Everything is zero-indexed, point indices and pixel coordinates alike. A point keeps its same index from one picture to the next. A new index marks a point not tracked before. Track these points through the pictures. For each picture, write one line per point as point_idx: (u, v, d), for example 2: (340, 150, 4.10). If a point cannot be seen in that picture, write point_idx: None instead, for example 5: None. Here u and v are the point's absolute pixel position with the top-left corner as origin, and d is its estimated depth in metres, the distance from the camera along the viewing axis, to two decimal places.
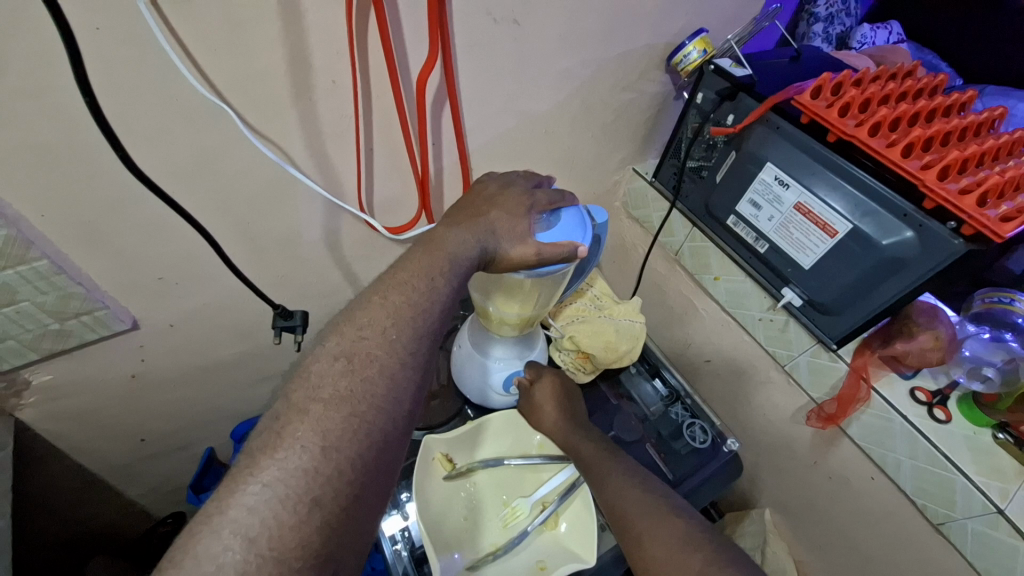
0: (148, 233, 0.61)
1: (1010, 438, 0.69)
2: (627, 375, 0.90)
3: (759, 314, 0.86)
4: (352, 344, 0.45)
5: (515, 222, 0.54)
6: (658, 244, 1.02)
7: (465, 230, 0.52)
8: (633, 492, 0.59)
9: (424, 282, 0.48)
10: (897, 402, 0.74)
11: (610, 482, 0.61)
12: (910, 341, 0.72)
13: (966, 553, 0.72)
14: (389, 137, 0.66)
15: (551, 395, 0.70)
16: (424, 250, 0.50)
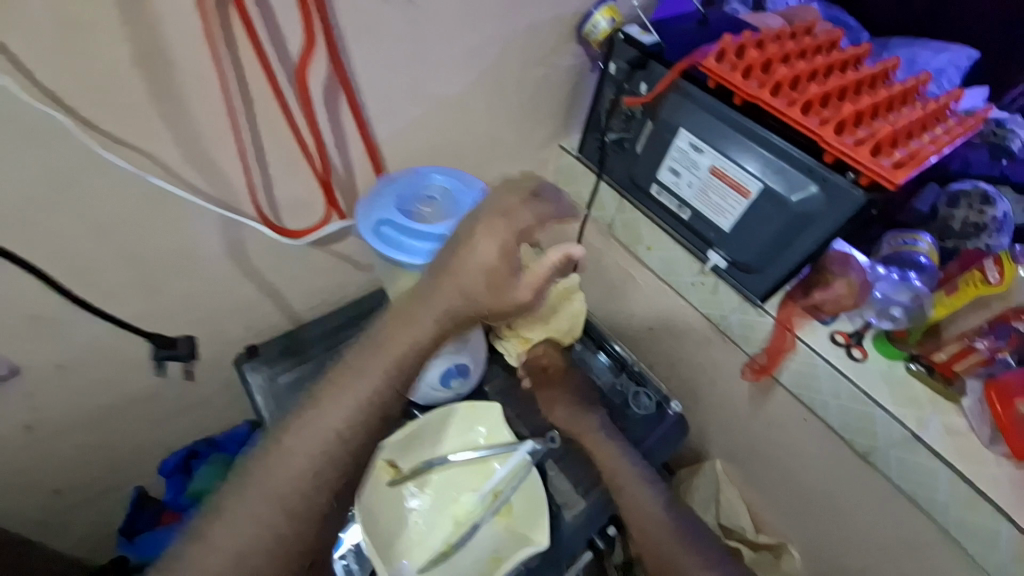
0: (9, 273, 0.56)
1: (922, 368, 0.76)
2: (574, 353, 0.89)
3: (691, 279, 0.88)
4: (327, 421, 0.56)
5: (495, 288, 0.55)
6: (592, 219, 1.01)
7: (432, 308, 0.57)
8: (627, 470, 0.71)
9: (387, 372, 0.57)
10: (820, 347, 0.78)
11: (610, 460, 0.72)
12: (827, 290, 0.77)
13: (892, 478, 0.78)
14: (279, 137, 0.61)
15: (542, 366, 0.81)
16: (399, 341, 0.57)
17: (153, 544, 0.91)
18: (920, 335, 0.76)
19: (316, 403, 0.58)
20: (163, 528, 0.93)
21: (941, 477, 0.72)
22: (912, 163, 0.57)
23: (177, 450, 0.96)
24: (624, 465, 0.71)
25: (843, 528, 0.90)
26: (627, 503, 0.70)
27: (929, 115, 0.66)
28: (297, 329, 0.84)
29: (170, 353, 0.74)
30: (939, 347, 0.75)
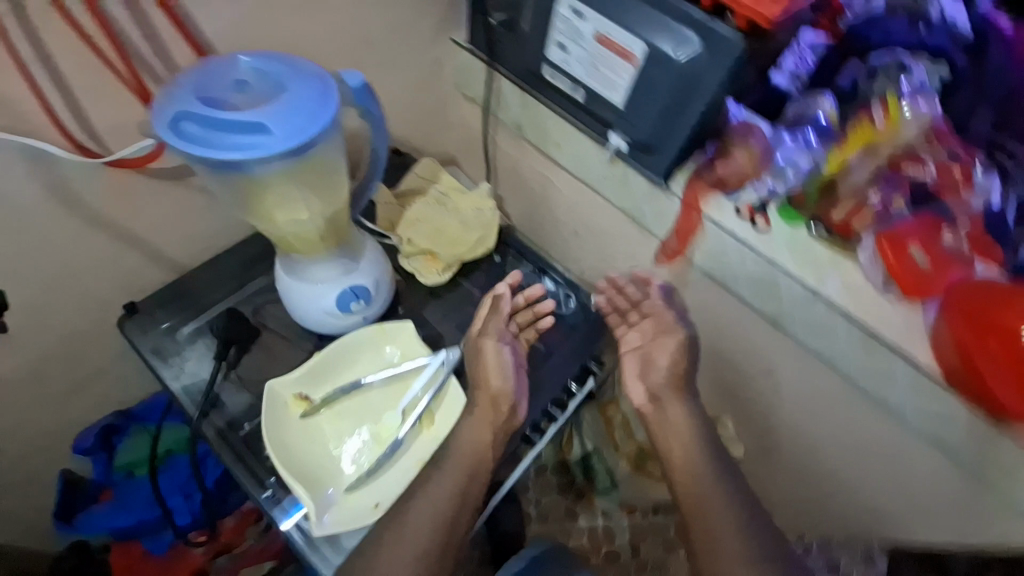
0: None
1: (823, 230, 0.76)
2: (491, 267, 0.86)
3: (602, 170, 0.84)
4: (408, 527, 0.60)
5: (496, 359, 0.72)
6: (498, 122, 0.95)
7: (481, 421, 0.68)
8: (686, 433, 0.78)
9: (463, 477, 0.65)
10: (724, 221, 0.78)
11: (669, 417, 0.80)
12: (730, 161, 0.76)
13: (801, 338, 0.81)
14: (65, 45, 0.58)
15: (673, 349, 0.84)
16: (461, 456, 0.66)
17: (96, 523, 0.90)
18: (817, 197, 0.75)
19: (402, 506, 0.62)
20: (100, 508, 0.90)
21: (841, 328, 0.75)
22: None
23: (92, 428, 0.91)
24: (683, 422, 0.79)
25: (765, 390, 0.96)
26: (679, 454, 0.77)
27: None
28: (182, 281, 0.81)
29: None
30: (834, 207, 0.75)
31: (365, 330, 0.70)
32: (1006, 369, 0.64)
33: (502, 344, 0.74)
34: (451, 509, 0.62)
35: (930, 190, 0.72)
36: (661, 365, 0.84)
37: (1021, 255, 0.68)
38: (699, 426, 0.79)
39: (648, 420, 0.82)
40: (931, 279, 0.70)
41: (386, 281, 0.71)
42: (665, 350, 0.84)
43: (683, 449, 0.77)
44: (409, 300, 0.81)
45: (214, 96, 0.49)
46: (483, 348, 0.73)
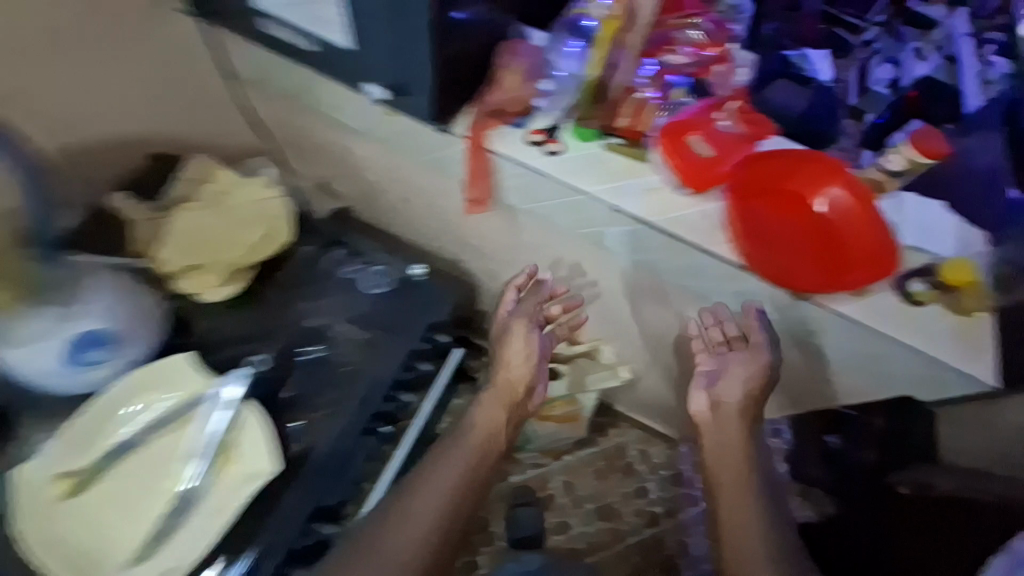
0: None
1: (618, 140, 0.73)
2: (297, 260, 0.79)
3: (385, 128, 0.78)
4: (422, 485, 0.71)
5: (523, 346, 0.86)
6: (273, 92, 0.88)
7: (494, 400, 0.83)
8: (739, 451, 0.83)
9: (481, 441, 0.78)
10: (514, 153, 0.72)
11: (726, 429, 0.85)
12: (506, 86, 0.72)
13: (630, 255, 0.80)
14: None
15: (750, 370, 0.83)
16: (484, 423, 0.81)
17: None
18: (591, 106, 0.72)
19: (414, 488, 0.71)
20: None
21: (653, 238, 0.73)
22: None
23: None
24: (739, 433, 0.85)
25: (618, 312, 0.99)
26: (718, 452, 0.84)
27: None
28: None
29: None
30: (615, 113, 0.72)
31: (128, 378, 0.66)
32: (777, 246, 0.69)
33: (532, 330, 0.88)
34: (461, 479, 0.74)
35: (688, 77, 0.74)
36: (736, 384, 0.85)
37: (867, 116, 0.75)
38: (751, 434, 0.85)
39: (705, 430, 0.87)
40: (713, 165, 0.71)
41: (131, 319, 0.66)
42: (746, 367, 0.83)
43: (722, 451, 0.84)
44: (198, 323, 0.74)
45: None
46: (514, 333, 0.87)
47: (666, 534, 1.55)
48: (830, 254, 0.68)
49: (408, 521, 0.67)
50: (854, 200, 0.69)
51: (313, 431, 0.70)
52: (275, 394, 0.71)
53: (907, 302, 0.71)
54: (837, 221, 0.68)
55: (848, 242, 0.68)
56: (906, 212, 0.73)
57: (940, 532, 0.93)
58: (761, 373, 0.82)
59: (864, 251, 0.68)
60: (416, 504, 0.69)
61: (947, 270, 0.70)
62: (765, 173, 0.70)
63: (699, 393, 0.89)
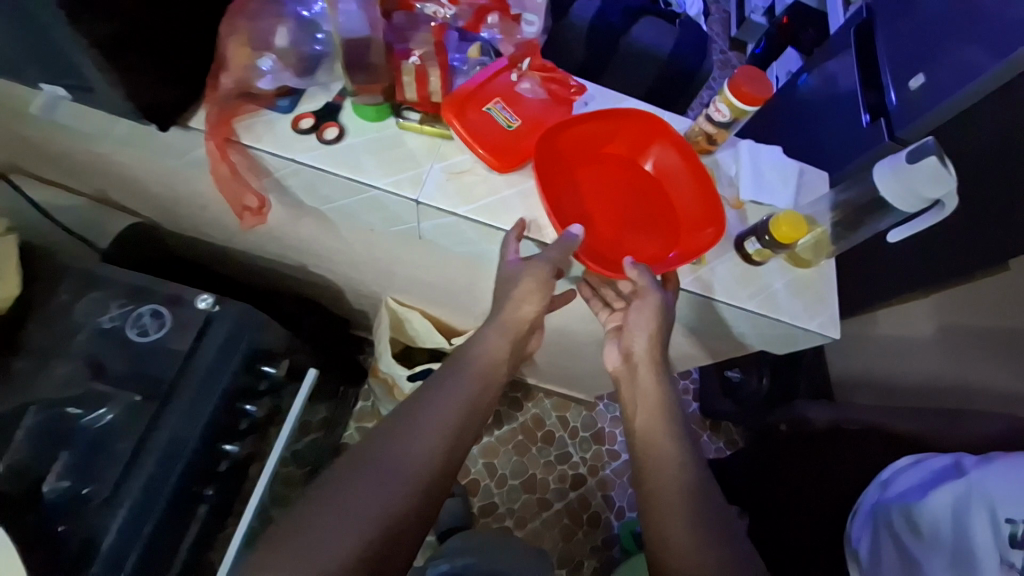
0: None
1: (409, 117, 0.60)
2: (48, 313, 0.66)
3: (116, 133, 0.62)
4: (400, 434, 0.52)
5: (540, 281, 0.59)
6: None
7: (499, 330, 0.61)
8: (660, 409, 0.59)
9: (480, 389, 0.58)
10: (279, 147, 0.58)
11: (638, 384, 0.62)
12: (236, 67, 0.57)
13: (456, 248, 0.70)
14: None
15: (648, 314, 0.60)
16: (467, 366, 0.59)
17: None
18: (351, 75, 0.57)
19: (387, 432, 0.52)
20: None
21: (469, 230, 0.63)
22: None
23: None
24: (654, 386, 0.60)
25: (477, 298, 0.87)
26: (638, 408, 0.60)
27: None
28: None
29: None
30: (397, 83, 0.59)
31: None
32: (598, 219, 0.63)
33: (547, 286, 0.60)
34: (460, 417, 0.55)
35: (457, 31, 0.62)
36: (641, 333, 0.62)
37: None
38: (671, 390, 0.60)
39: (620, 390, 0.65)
40: (517, 139, 0.61)
41: None
42: (638, 311, 0.61)
43: (649, 414, 0.60)
44: None
45: None
46: (525, 274, 0.59)
47: (592, 494, 1.56)
48: (659, 223, 0.64)
49: (372, 465, 0.50)
50: (670, 156, 0.65)
51: (88, 515, 0.57)
52: (37, 485, 0.57)
53: (744, 260, 0.67)
54: (656, 187, 0.65)
55: (669, 205, 0.65)
56: (743, 158, 0.71)
57: (797, 459, 0.93)
58: (654, 313, 0.60)
59: (696, 211, 0.63)
60: (387, 446, 0.51)
61: (780, 224, 0.62)
62: (573, 144, 0.63)
63: (612, 344, 0.68)
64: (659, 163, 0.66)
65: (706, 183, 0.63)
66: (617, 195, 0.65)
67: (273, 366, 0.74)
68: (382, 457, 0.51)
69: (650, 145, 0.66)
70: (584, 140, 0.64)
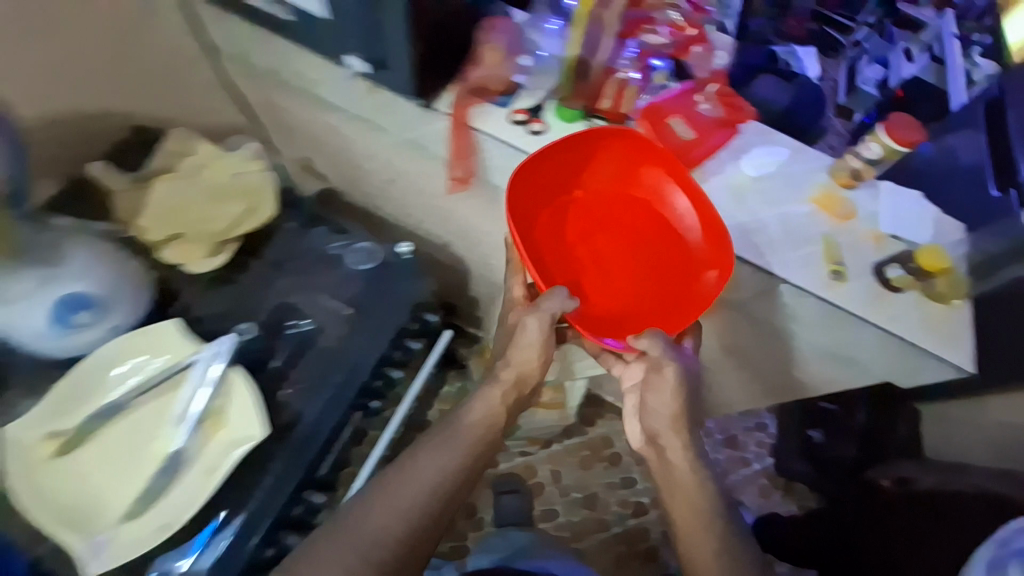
0: None
1: (598, 123, 0.72)
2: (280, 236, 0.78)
3: (366, 102, 0.78)
4: (408, 473, 0.63)
5: (539, 342, 0.73)
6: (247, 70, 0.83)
7: (495, 387, 0.73)
8: (695, 490, 0.68)
9: (488, 432, 0.69)
10: (498, 132, 0.72)
11: (665, 458, 0.72)
12: (480, 65, 0.72)
13: None
14: None
15: (671, 385, 0.69)
16: (468, 425, 0.69)
17: None
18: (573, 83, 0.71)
19: (402, 468, 0.63)
20: None
21: None
22: None
23: None
24: (682, 461, 0.70)
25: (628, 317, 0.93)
26: (674, 492, 0.69)
27: None
28: None
29: None
30: (599, 94, 0.72)
31: (99, 355, 0.61)
32: (593, 257, 0.76)
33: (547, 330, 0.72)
34: (461, 457, 0.66)
35: (665, 57, 0.72)
36: (663, 405, 0.71)
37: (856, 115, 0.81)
38: (702, 468, 0.69)
39: (653, 470, 0.74)
40: (688, 150, 0.72)
41: (122, 282, 0.61)
42: (659, 385, 0.71)
43: (682, 490, 0.69)
44: (183, 293, 0.73)
45: None
46: (528, 330, 0.72)
47: (652, 526, 1.53)
48: (667, 260, 0.73)
49: (382, 503, 0.61)
50: (659, 176, 0.72)
51: (298, 396, 0.70)
52: (264, 362, 0.71)
53: (884, 287, 0.72)
54: (653, 214, 0.73)
55: (678, 236, 0.72)
56: (882, 199, 0.76)
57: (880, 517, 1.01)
58: (677, 385, 0.69)
59: (703, 240, 0.70)
60: (397, 487, 0.62)
61: (923, 256, 0.72)
62: (551, 181, 0.73)
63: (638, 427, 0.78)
64: (654, 190, 0.73)
65: (705, 212, 0.68)
66: (616, 233, 0.75)
67: (433, 315, 0.86)
68: (391, 496, 0.61)
69: (636, 167, 0.72)
70: (569, 178, 0.74)
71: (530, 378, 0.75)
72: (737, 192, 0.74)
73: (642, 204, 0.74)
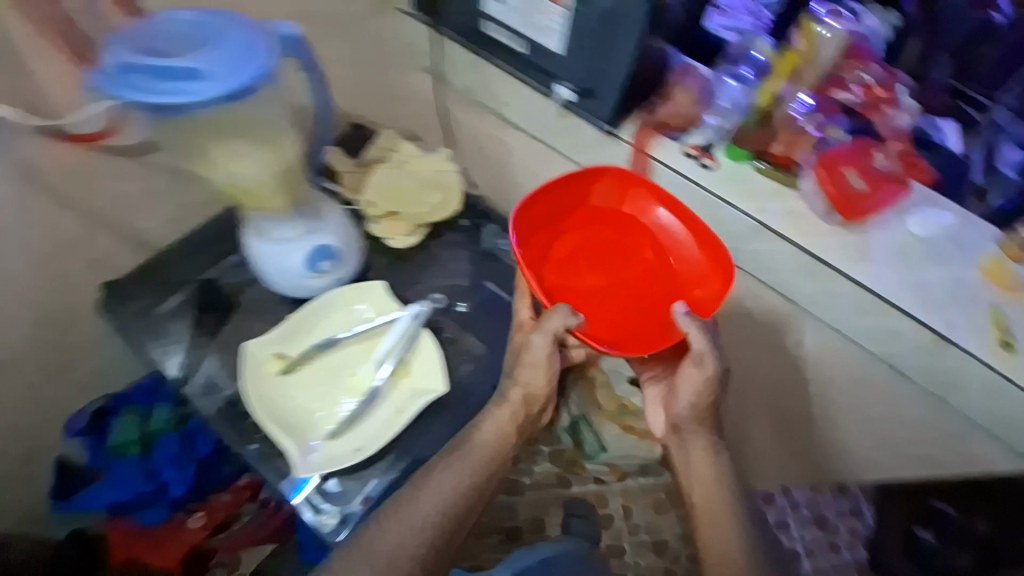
0: None
1: (765, 165, 0.78)
2: (458, 231, 0.87)
3: (553, 127, 0.85)
4: (424, 487, 0.63)
5: (546, 360, 0.69)
6: (446, 86, 0.93)
7: (503, 414, 0.69)
8: (717, 483, 0.71)
9: (497, 447, 0.68)
10: (673, 162, 0.79)
11: (689, 450, 0.74)
12: (670, 102, 0.80)
13: (752, 271, 0.82)
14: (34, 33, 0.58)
15: (704, 377, 0.70)
16: (469, 451, 0.66)
17: (92, 501, 0.94)
18: (752, 128, 0.78)
19: (418, 484, 0.63)
20: (96, 487, 0.94)
21: (787, 256, 0.77)
22: None
23: (84, 410, 0.94)
24: (703, 457, 0.73)
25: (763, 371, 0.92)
26: (693, 484, 0.72)
27: None
28: (154, 259, 0.81)
29: None
30: (774, 139, 0.78)
31: (327, 297, 0.75)
32: (600, 277, 0.76)
33: (553, 347, 0.68)
34: (469, 473, 0.65)
35: (846, 116, 0.76)
36: (687, 394, 0.72)
37: (989, 203, 0.76)
38: (723, 463, 0.73)
39: (671, 456, 0.77)
40: (864, 199, 0.74)
41: (354, 243, 0.75)
42: (692, 377, 0.71)
43: (704, 487, 0.71)
44: (374, 267, 0.83)
45: (154, 49, 0.48)
46: (531, 349, 0.69)
47: None
48: (664, 278, 0.75)
49: (402, 513, 0.61)
50: (652, 203, 0.76)
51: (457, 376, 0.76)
52: (438, 329, 0.78)
53: None
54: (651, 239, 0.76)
55: (670, 258, 0.75)
56: None
57: None
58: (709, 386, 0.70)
59: (701, 256, 0.73)
60: (420, 494, 0.63)
61: None
62: (553, 208, 0.76)
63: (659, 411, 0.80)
64: (641, 216, 0.77)
65: (700, 228, 0.73)
66: (609, 255, 0.77)
67: None
68: (410, 507, 0.62)
69: (630, 193, 0.76)
70: (554, 218, 0.76)
71: (540, 402, 0.71)
72: (905, 250, 0.75)
73: (629, 230, 0.77)
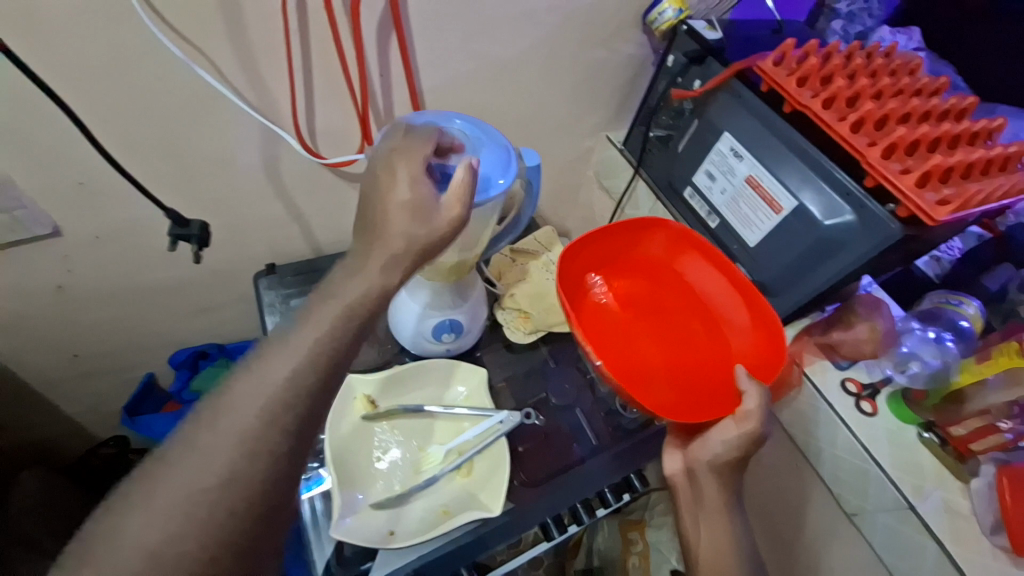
0: (94, 166, 0.69)
1: (936, 438, 0.68)
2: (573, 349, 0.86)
3: None
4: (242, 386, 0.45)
5: (438, 221, 0.50)
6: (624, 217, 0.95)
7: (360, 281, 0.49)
8: (725, 534, 0.59)
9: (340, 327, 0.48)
10: (827, 391, 0.73)
11: (702, 493, 0.61)
12: (847, 330, 0.74)
13: (877, 548, 0.70)
14: (330, 76, 0.69)
15: (738, 433, 0.59)
16: (302, 328, 0.47)
17: (153, 427, 1.02)
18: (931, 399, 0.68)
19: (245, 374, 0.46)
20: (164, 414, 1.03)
21: (932, 558, 0.64)
22: (958, 202, 0.54)
23: (193, 347, 1.02)
24: (718, 497, 0.60)
25: None
26: (700, 528, 0.60)
27: (994, 162, 0.61)
28: (315, 259, 0.90)
29: (180, 232, 0.74)
30: (959, 419, 0.66)
31: (439, 364, 0.77)
32: (629, 333, 0.73)
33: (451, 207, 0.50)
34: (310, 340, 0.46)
35: None
36: (711, 446, 0.61)
37: None
38: (736, 510, 0.61)
39: (679, 499, 0.64)
40: None
41: (477, 323, 0.79)
42: (725, 430, 0.61)
43: (713, 536, 0.59)
44: (483, 350, 0.83)
45: None
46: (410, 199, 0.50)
47: None
48: (705, 343, 0.72)
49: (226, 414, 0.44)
50: (705, 270, 0.73)
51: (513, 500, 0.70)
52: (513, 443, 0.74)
53: None
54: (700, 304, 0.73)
55: (720, 323, 0.72)
56: None
57: None
58: (745, 443, 0.58)
59: (750, 331, 0.69)
60: (239, 389, 0.45)
61: None
62: (595, 252, 0.74)
63: (674, 449, 0.67)
64: (698, 279, 0.74)
65: (759, 300, 0.68)
66: (647, 311, 0.75)
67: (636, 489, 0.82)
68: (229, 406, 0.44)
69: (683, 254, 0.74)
70: (609, 262, 0.76)
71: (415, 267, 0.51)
72: None
73: (687, 294, 0.75)
